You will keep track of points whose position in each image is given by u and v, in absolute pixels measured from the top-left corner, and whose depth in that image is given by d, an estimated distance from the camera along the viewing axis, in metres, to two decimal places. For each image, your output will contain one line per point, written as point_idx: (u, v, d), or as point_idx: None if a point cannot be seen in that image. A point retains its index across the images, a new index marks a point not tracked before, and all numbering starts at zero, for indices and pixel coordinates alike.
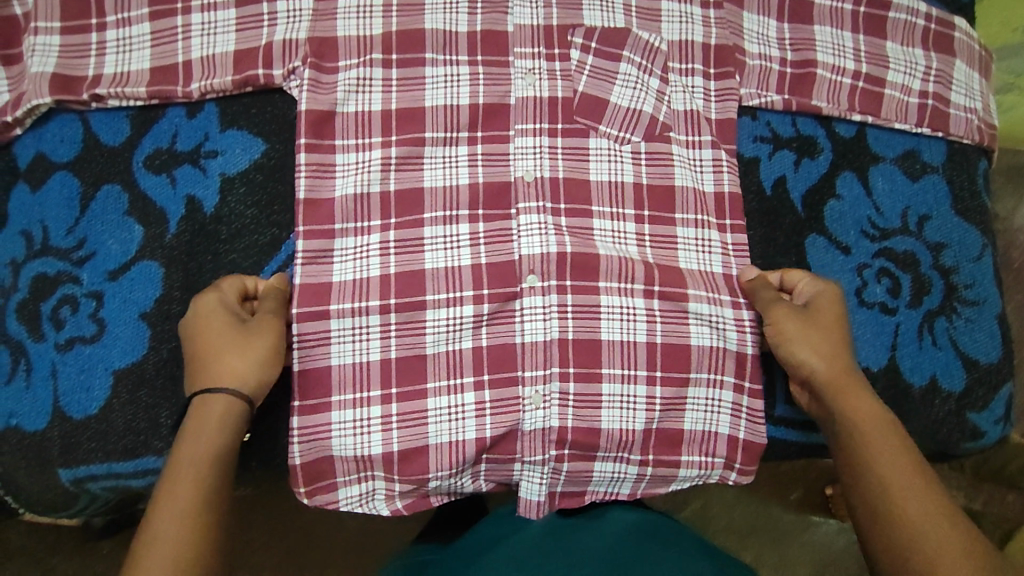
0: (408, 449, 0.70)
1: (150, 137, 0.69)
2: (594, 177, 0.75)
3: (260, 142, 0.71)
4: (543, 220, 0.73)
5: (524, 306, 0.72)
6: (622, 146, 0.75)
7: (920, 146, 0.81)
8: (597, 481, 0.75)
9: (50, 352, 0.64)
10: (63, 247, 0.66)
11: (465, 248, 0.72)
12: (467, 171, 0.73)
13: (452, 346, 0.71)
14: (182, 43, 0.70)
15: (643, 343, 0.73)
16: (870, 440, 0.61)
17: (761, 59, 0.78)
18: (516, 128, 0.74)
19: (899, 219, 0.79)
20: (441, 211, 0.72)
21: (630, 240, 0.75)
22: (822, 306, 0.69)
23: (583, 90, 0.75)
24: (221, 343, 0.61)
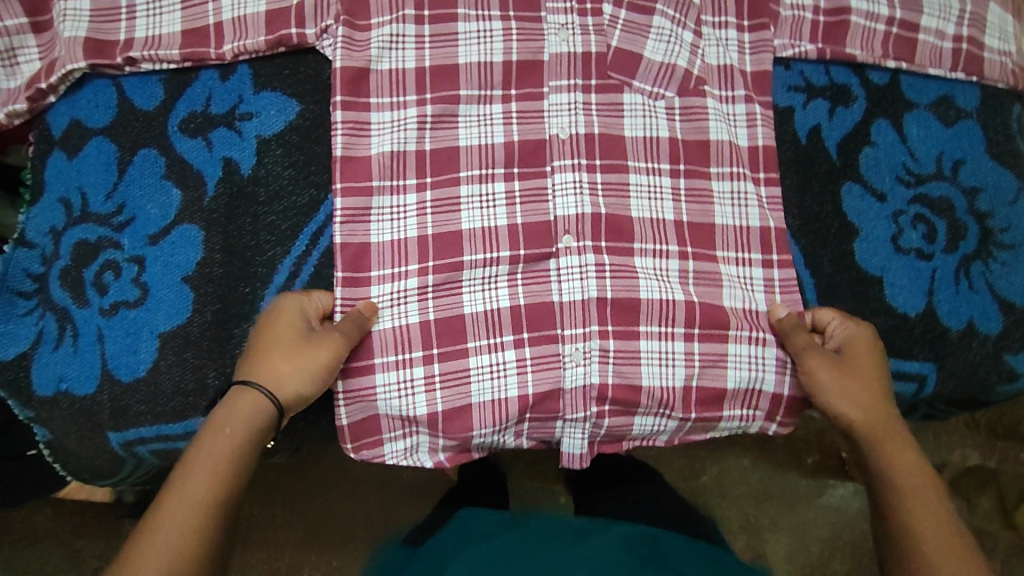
0: (452, 409, 0.70)
1: (184, 101, 0.69)
2: (628, 133, 0.74)
3: (294, 103, 0.70)
4: (578, 178, 0.73)
5: (559, 266, 0.72)
6: (656, 102, 0.75)
7: (953, 91, 0.80)
8: (637, 433, 0.74)
9: (96, 317, 0.64)
10: (103, 213, 0.66)
11: (501, 207, 0.72)
12: (502, 129, 0.73)
13: (490, 305, 0.71)
14: (213, 4, 0.69)
15: (681, 302, 0.72)
16: (904, 492, 0.65)
17: (795, 8, 0.77)
18: (550, 85, 0.73)
19: (933, 164, 0.79)
20: (476, 169, 0.72)
21: (666, 196, 0.74)
22: (858, 353, 0.70)
23: (617, 45, 0.74)
24: (283, 347, 0.62)
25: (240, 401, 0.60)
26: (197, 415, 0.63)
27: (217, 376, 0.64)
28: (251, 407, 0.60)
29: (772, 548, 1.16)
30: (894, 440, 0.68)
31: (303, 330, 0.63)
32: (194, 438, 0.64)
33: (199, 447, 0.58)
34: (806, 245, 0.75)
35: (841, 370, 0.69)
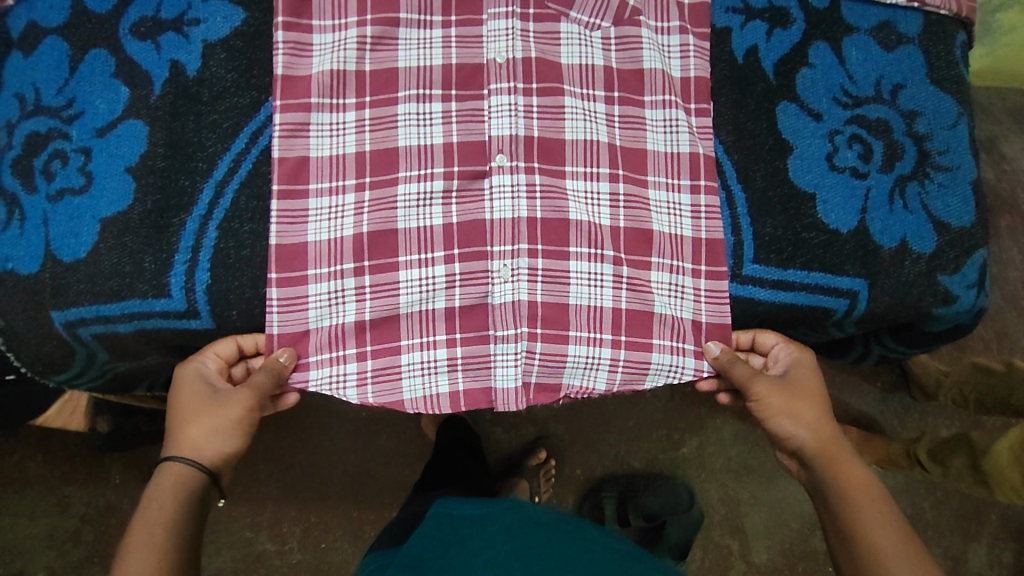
0: (381, 318, 0.71)
1: (135, 6, 0.72)
2: (565, 61, 0.76)
3: (240, 10, 0.73)
4: (514, 100, 0.74)
5: (493, 184, 0.73)
6: (593, 32, 0.77)
7: (895, 17, 0.81)
8: (572, 372, 0.74)
9: (42, 202, 0.68)
10: (54, 106, 0.69)
11: (437, 126, 0.73)
12: (440, 51, 0.74)
13: (423, 222, 0.72)
14: None
15: (607, 226, 0.74)
16: (860, 495, 0.67)
17: None
18: (489, 12, 0.75)
19: (872, 87, 0.79)
20: (414, 89, 0.73)
21: (600, 120, 0.76)
22: (796, 374, 0.76)
23: None
24: (195, 412, 0.67)
25: (165, 475, 0.64)
26: (134, 296, 0.67)
27: (153, 260, 0.67)
28: (173, 478, 0.63)
29: (750, 520, 1.32)
30: (848, 459, 0.71)
31: (210, 392, 0.68)
32: (133, 321, 0.68)
33: (132, 528, 0.59)
34: (739, 160, 0.76)
35: (780, 390, 0.75)
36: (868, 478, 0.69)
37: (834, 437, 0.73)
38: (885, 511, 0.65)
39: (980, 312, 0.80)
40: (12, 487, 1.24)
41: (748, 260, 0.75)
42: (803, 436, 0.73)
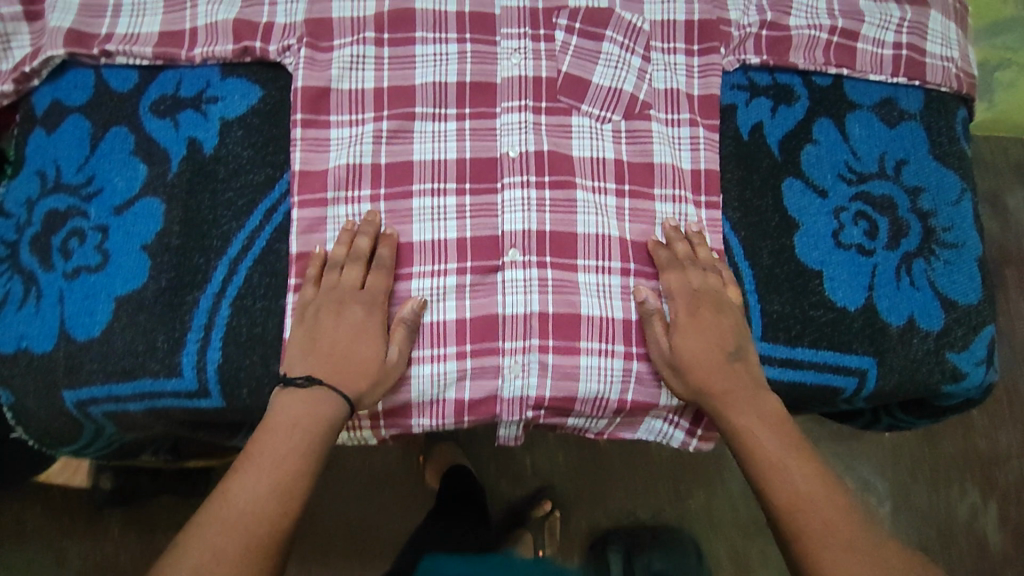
0: (394, 403, 0.73)
1: (156, 85, 0.74)
2: (577, 153, 0.77)
3: (257, 89, 0.75)
4: (527, 194, 0.75)
5: (505, 279, 0.74)
6: (603, 125, 0.78)
7: (896, 93, 0.82)
8: (575, 418, 0.76)
9: (59, 280, 0.68)
10: (74, 183, 0.71)
11: (452, 221, 0.75)
12: (455, 146, 0.76)
13: (436, 316, 0.73)
14: (189, 11, 0.76)
15: (620, 320, 0.75)
16: (773, 474, 0.67)
17: (739, 28, 0.81)
18: (503, 106, 0.78)
19: (876, 164, 0.80)
20: (429, 183, 0.75)
21: (611, 213, 0.77)
22: (693, 338, 0.72)
23: (566, 70, 0.79)
24: (347, 356, 0.68)
25: (290, 403, 0.65)
26: (145, 376, 0.67)
27: (166, 338, 0.68)
28: (301, 435, 0.64)
29: None
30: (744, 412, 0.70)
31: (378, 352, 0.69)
32: (143, 400, 0.68)
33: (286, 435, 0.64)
34: (745, 236, 0.77)
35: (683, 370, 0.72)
36: (778, 434, 0.69)
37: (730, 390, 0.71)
38: (824, 491, 0.66)
39: (989, 389, 0.79)
40: (10, 545, 1.23)
41: (757, 337, 0.74)
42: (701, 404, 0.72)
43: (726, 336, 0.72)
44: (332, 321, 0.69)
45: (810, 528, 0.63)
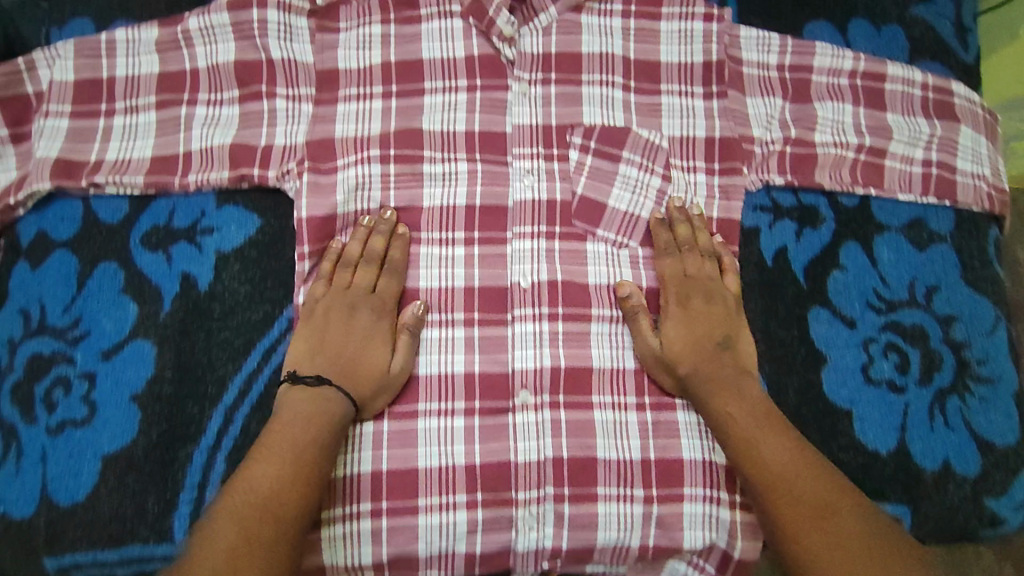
0: (399, 557, 0.68)
1: (147, 215, 0.70)
2: (593, 280, 0.75)
3: (254, 218, 0.71)
4: (539, 327, 0.73)
5: (517, 421, 0.71)
6: (620, 250, 0.76)
7: (926, 214, 0.78)
8: (596, 562, 0.71)
9: (41, 435, 0.64)
10: (59, 326, 0.67)
11: (460, 354, 0.72)
12: (463, 274, 0.74)
13: (444, 461, 0.70)
14: (183, 133, 0.72)
15: (638, 461, 0.71)
16: (751, 450, 0.65)
17: (762, 145, 0.78)
18: (514, 231, 0.75)
19: (906, 290, 0.76)
20: (436, 314, 0.73)
21: (628, 345, 0.74)
22: (681, 318, 0.71)
23: (582, 192, 0.76)
24: (355, 354, 0.68)
25: (294, 402, 0.64)
26: (134, 543, 0.62)
27: (156, 501, 0.63)
28: (302, 426, 0.63)
29: None
30: (728, 390, 0.68)
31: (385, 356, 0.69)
32: (131, 566, 0.63)
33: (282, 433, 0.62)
34: (770, 371, 0.73)
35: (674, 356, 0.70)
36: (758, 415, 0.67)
37: (714, 364, 0.70)
38: (807, 477, 0.63)
39: None
40: None
41: None
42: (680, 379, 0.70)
43: (714, 317, 0.72)
44: (337, 317, 0.69)
45: (785, 509, 0.61)
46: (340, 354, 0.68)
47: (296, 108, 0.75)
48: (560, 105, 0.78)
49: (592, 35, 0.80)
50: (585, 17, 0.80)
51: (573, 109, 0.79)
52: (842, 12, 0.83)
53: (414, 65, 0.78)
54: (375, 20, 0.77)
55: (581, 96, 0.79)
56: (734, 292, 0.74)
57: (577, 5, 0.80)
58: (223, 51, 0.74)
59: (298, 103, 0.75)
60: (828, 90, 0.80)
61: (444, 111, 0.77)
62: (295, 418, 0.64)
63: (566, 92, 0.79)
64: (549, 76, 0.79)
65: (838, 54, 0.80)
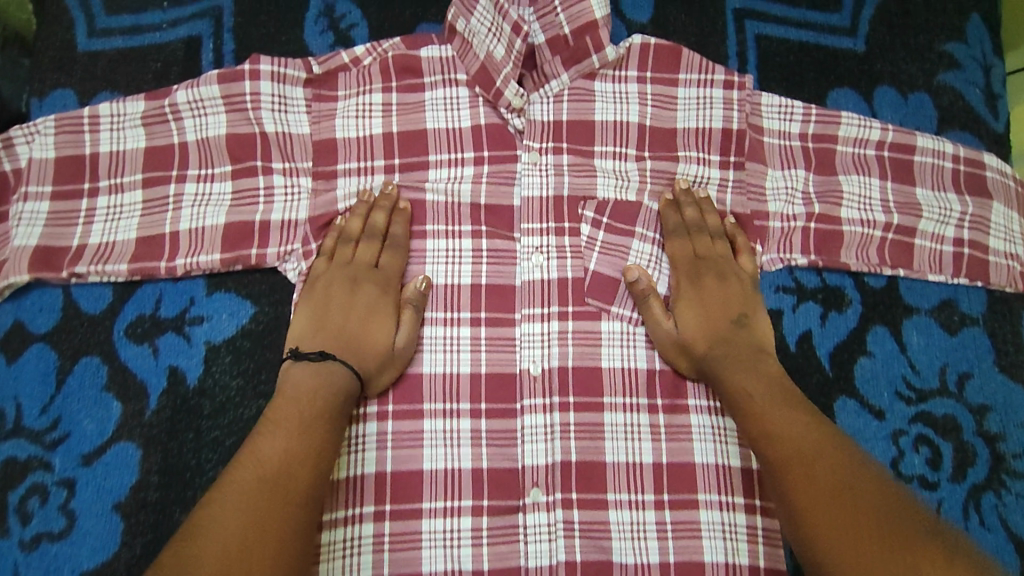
0: None
1: (132, 304, 0.66)
2: (606, 363, 0.71)
3: (248, 306, 0.67)
4: (550, 420, 0.69)
5: (527, 523, 0.67)
6: (636, 328, 0.72)
7: (956, 294, 0.75)
8: None
9: (14, 550, 0.59)
10: (36, 428, 0.62)
11: (466, 447, 0.68)
12: (469, 356, 0.70)
13: (451, 565, 0.66)
14: (172, 213, 0.68)
15: (656, 565, 0.66)
16: (766, 424, 0.63)
17: (782, 220, 0.75)
18: (522, 312, 0.72)
19: (937, 378, 0.72)
20: (440, 403, 0.69)
21: (644, 434, 0.69)
22: (692, 294, 0.72)
23: (594, 268, 0.73)
24: (360, 324, 0.66)
25: (301, 381, 0.62)
26: None
27: None
28: (309, 404, 0.60)
29: None
30: (743, 365, 0.67)
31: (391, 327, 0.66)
32: None
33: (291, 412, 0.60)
34: None
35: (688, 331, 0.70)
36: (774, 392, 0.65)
37: (726, 342, 0.69)
38: (822, 450, 0.60)
39: None
40: None
41: None
42: (694, 357, 0.69)
43: (725, 293, 0.71)
44: (341, 296, 0.67)
45: (801, 485, 0.58)
46: (345, 328, 0.66)
47: (294, 183, 0.70)
48: (572, 175, 0.74)
49: (605, 102, 0.76)
50: (598, 84, 0.76)
51: (587, 180, 0.74)
52: (866, 80, 0.79)
53: (414, 133, 0.73)
54: (375, 89, 0.73)
55: (594, 168, 0.75)
56: (749, 272, 0.73)
57: (591, 72, 0.76)
58: (214, 124, 0.70)
59: (296, 178, 0.71)
60: (853, 162, 0.76)
61: (449, 185, 0.73)
62: (302, 396, 0.61)
63: (578, 163, 0.75)
64: (561, 146, 0.75)
65: (866, 124, 0.77)
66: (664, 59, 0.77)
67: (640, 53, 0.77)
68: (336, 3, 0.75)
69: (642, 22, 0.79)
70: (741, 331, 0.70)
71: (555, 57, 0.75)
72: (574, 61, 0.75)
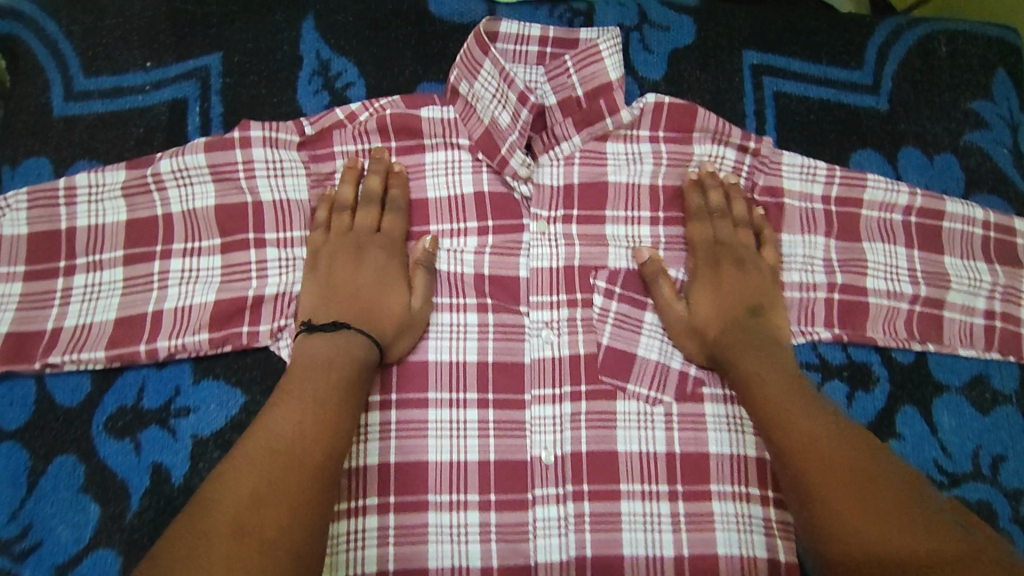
0: None
1: (112, 395, 0.61)
2: (622, 447, 0.66)
3: (238, 394, 0.62)
4: (563, 511, 0.65)
5: None
6: (654, 407, 0.67)
7: (988, 370, 0.72)
8: None
9: None
10: (5, 537, 0.57)
11: (474, 542, 0.63)
12: (476, 441, 0.66)
13: None
14: (156, 291, 0.62)
15: None
16: (779, 412, 0.61)
17: (801, 289, 0.71)
18: (532, 393, 0.67)
19: (969, 461, 0.69)
20: (446, 494, 0.64)
21: (664, 524, 0.65)
22: (708, 280, 0.69)
23: (607, 343, 0.68)
24: (374, 291, 0.63)
25: (311, 352, 0.59)
26: None
27: None
28: (322, 373, 0.58)
29: None
30: (758, 354, 0.65)
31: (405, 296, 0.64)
32: None
33: (302, 385, 0.57)
34: None
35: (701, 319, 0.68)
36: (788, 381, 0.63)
37: (743, 329, 0.67)
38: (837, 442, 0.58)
39: None
40: None
41: None
42: (708, 343, 0.67)
43: (743, 278, 0.69)
44: (348, 264, 0.64)
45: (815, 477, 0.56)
46: (357, 296, 0.63)
47: (289, 255, 0.65)
48: (584, 244, 0.70)
49: (618, 164, 0.72)
50: (611, 145, 0.72)
51: (599, 250, 0.70)
52: (890, 141, 0.75)
53: (417, 204, 0.70)
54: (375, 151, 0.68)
55: (606, 235, 0.71)
56: (771, 265, 0.70)
57: (604, 134, 0.71)
58: (202, 194, 0.64)
59: (291, 248, 0.66)
60: (878, 227, 0.73)
61: (451, 260, 0.69)
62: (315, 365, 0.59)
63: (588, 232, 0.70)
64: (570, 214, 0.70)
65: (893, 187, 0.73)
66: (679, 119, 0.72)
67: (653, 112, 0.72)
68: (331, 60, 0.69)
69: (655, 79, 0.74)
70: (757, 321, 0.67)
71: (567, 118, 0.71)
72: (587, 124, 0.71)
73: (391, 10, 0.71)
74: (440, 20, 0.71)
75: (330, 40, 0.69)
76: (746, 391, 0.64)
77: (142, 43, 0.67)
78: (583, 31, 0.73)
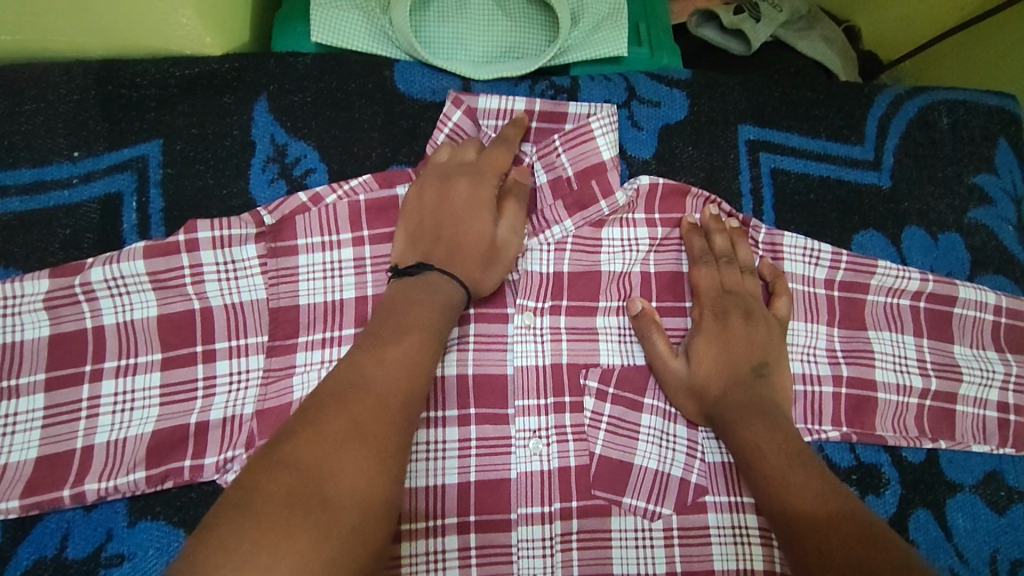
0: None
1: (29, 545, 0.52)
2: (618, 568, 0.59)
3: (181, 534, 0.53)
4: None
5: None
6: (652, 522, 0.60)
7: (1002, 465, 0.67)
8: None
9: None
10: None
11: None
12: (456, 573, 0.58)
13: None
14: (86, 421, 0.55)
15: None
16: (780, 486, 0.53)
17: (806, 382, 0.66)
18: (519, 510, 0.59)
19: (987, 567, 0.64)
20: None
21: None
22: (707, 333, 0.62)
23: (600, 452, 0.61)
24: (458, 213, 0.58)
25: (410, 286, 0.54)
26: None
27: None
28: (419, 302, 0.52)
29: None
30: (760, 417, 0.57)
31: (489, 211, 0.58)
32: None
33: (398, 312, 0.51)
34: None
35: (699, 375, 0.61)
36: (792, 450, 0.55)
37: (747, 391, 0.59)
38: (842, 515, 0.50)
39: None
40: None
41: None
42: (705, 403, 0.60)
43: (743, 331, 0.62)
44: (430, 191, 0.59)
45: (815, 550, 0.48)
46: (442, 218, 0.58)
47: (242, 368, 0.57)
48: (572, 341, 0.64)
49: (612, 252, 0.66)
50: (606, 231, 0.66)
51: (588, 347, 0.64)
52: (893, 221, 0.71)
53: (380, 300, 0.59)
54: (343, 241, 0.59)
55: (598, 330, 0.64)
56: (780, 317, 0.65)
57: (599, 219, 0.65)
58: (141, 304, 0.56)
59: (244, 359, 0.57)
60: (885, 313, 0.68)
61: None
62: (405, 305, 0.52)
63: (577, 327, 0.64)
64: (559, 304, 0.64)
65: (903, 274, 0.68)
66: (674, 201, 0.67)
67: (648, 194, 0.66)
68: (287, 145, 0.62)
69: (646, 158, 0.68)
70: (760, 379, 0.60)
71: (558, 202, 0.65)
72: (578, 206, 0.65)
73: (354, 87, 0.64)
74: (408, 98, 0.64)
75: (286, 123, 0.62)
76: (747, 463, 0.56)
77: (67, 131, 0.59)
78: (572, 104, 0.66)
